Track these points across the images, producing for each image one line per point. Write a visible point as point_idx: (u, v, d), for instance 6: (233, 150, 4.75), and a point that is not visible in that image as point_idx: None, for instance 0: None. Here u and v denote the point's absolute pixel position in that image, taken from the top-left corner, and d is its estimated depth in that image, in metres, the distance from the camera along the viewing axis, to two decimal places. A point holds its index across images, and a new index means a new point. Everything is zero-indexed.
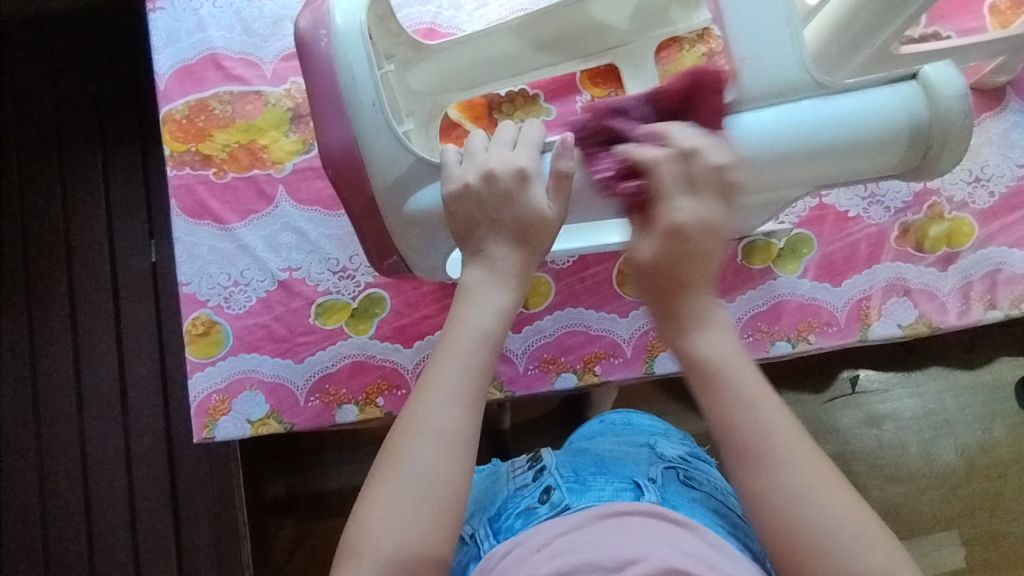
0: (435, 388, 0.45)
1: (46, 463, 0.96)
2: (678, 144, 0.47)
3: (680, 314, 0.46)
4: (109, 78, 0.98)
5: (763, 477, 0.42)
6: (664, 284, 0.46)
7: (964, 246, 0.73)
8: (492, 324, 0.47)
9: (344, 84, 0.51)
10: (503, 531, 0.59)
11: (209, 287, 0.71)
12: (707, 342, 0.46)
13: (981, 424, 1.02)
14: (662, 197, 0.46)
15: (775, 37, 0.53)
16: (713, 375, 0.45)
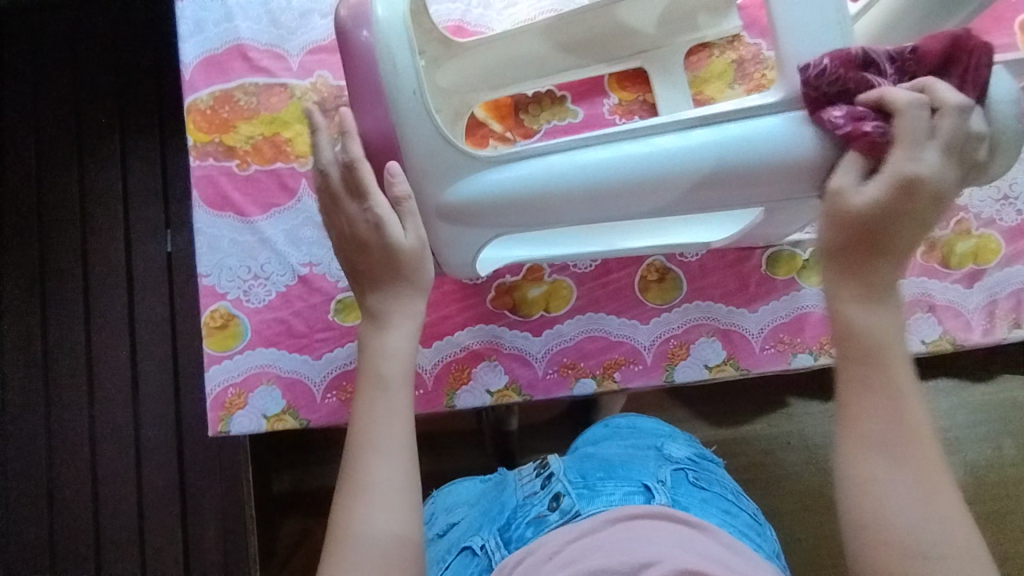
0: (367, 442, 0.47)
1: (55, 450, 0.95)
2: (942, 104, 0.43)
3: (870, 280, 0.45)
4: (130, 66, 0.98)
5: (874, 469, 0.42)
6: (867, 239, 0.44)
7: (991, 264, 0.72)
8: (402, 361, 0.51)
9: (386, 73, 0.50)
10: (514, 542, 0.56)
11: (229, 280, 0.71)
12: (873, 319, 0.44)
13: (990, 441, 1.02)
14: (907, 149, 0.43)
15: (820, 24, 0.49)
16: (867, 354, 0.44)
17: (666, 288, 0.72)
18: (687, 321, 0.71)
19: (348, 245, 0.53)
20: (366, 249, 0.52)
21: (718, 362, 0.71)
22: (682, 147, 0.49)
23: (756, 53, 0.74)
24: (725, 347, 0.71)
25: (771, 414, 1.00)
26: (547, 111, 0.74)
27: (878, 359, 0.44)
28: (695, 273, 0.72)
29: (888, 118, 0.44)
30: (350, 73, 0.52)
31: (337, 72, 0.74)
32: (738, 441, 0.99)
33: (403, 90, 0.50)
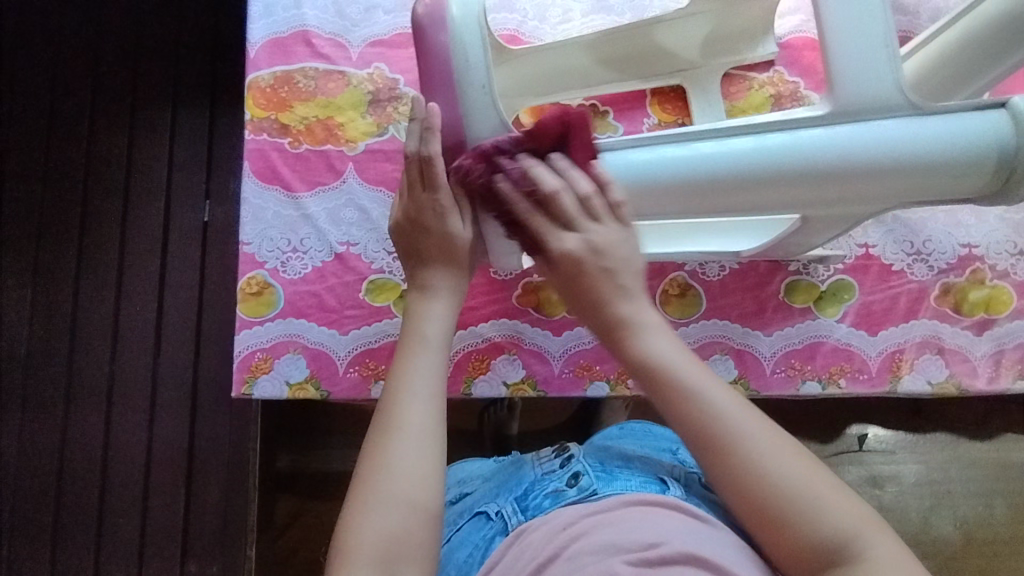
0: (403, 393, 0.50)
1: (72, 398, 0.98)
2: (542, 187, 0.52)
3: (622, 326, 0.50)
4: (189, 41, 1.02)
5: (735, 467, 0.45)
6: (572, 294, 0.51)
7: (1001, 315, 0.75)
8: (445, 330, 0.53)
9: (459, 67, 0.54)
10: (531, 510, 0.61)
11: (268, 250, 0.74)
12: (646, 346, 0.49)
13: (982, 499, 1.02)
14: (545, 237, 0.52)
15: (870, 56, 0.51)
16: (663, 380, 0.48)
17: (685, 303, 0.74)
18: (703, 336, 0.74)
19: (414, 230, 0.57)
20: (430, 231, 0.56)
21: (730, 380, 0.73)
22: (690, 161, 0.53)
23: (794, 90, 0.77)
24: (738, 366, 0.73)
25: None
26: None
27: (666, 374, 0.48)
28: (715, 291, 0.75)
29: (536, 190, 0.52)
30: (424, 66, 0.56)
31: (394, 66, 0.78)
32: None
33: (475, 84, 0.54)
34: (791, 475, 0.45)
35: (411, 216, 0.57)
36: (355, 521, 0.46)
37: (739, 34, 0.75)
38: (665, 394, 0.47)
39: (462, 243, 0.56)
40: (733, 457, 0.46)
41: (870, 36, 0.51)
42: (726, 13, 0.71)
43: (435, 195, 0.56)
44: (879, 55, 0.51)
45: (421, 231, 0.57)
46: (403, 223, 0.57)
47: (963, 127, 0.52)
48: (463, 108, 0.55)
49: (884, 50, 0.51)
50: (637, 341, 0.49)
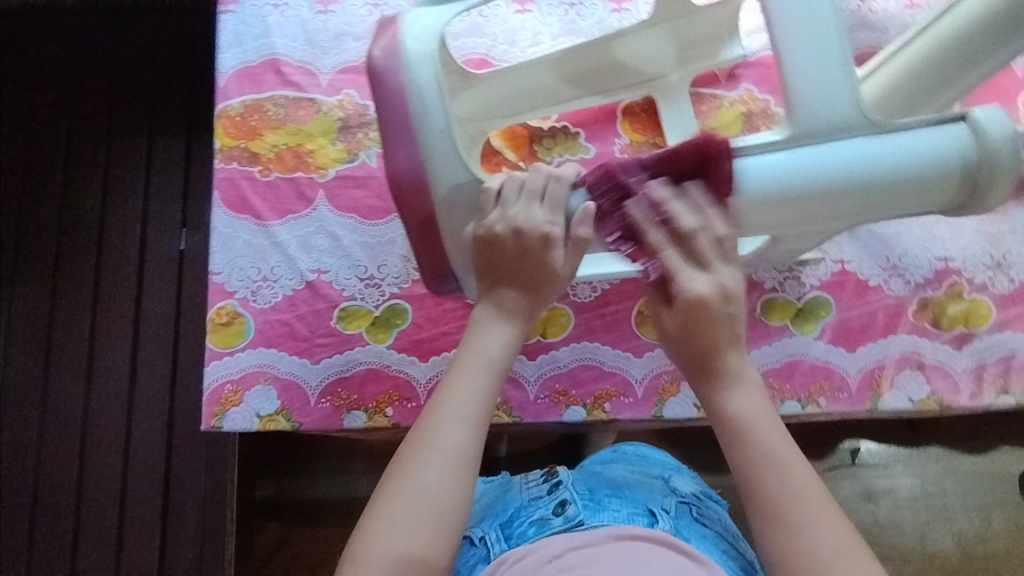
0: (446, 410, 0.49)
1: (47, 433, 0.96)
2: (680, 222, 0.53)
3: (718, 369, 0.52)
4: (166, 71, 1.02)
5: (791, 527, 0.46)
6: (701, 358, 0.52)
7: (981, 328, 0.74)
8: (499, 355, 0.53)
9: (416, 109, 0.55)
10: (515, 538, 0.59)
11: (238, 279, 0.73)
12: (741, 402, 0.51)
13: (980, 513, 1.01)
14: (676, 276, 0.52)
15: (828, 70, 0.52)
16: (734, 433, 0.50)
17: None
18: None
19: (511, 253, 0.54)
20: (530, 257, 0.54)
21: None
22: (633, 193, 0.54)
23: (765, 108, 0.77)
24: None
25: None
26: (559, 146, 0.77)
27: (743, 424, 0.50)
28: None
29: (671, 220, 0.53)
30: (381, 109, 0.56)
31: (365, 92, 0.78)
32: (727, 490, 1.00)
33: (434, 129, 0.55)
34: (841, 555, 0.44)
35: (517, 239, 0.53)
36: (377, 527, 0.46)
37: (708, 39, 0.74)
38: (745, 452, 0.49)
39: (560, 278, 0.55)
40: (789, 511, 0.46)
41: (823, 53, 0.52)
42: (685, 23, 0.72)
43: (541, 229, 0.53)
44: (836, 72, 0.52)
45: (523, 257, 0.54)
46: (498, 231, 0.54)
47: (931, 141, 0.52)
48: (423, 154, 0.55)
49: (840, 68, 0.52)
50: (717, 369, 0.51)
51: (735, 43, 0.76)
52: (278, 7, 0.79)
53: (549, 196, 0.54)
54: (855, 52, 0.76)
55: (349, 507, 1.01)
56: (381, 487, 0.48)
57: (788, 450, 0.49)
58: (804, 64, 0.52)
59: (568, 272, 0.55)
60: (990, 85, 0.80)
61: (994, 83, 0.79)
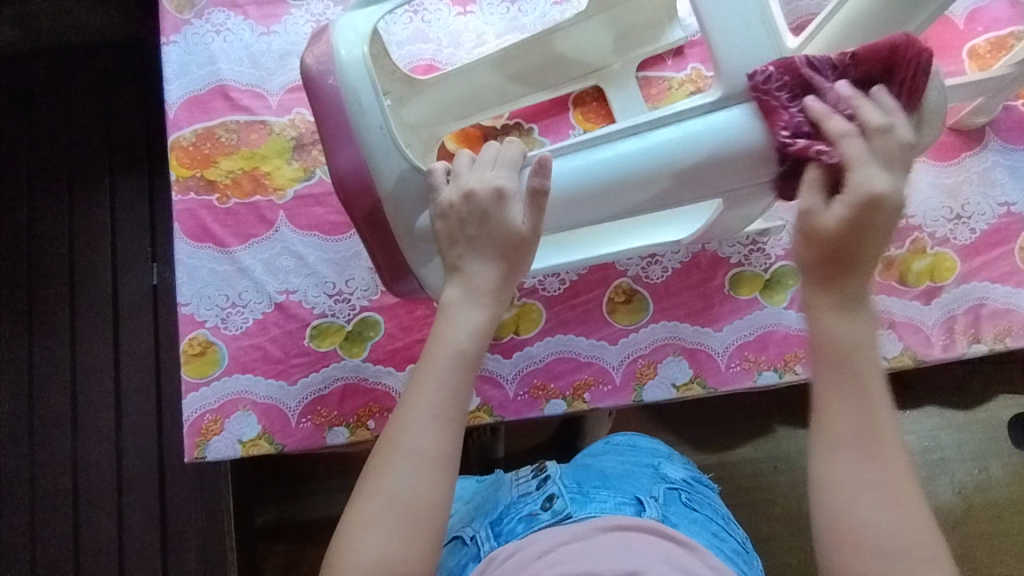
0: (413, 412, 0.49)
1: (39, 482, 0.95)
2: (831, 124, 0.50)
3: (843, 286, 0.48)
4: (120, 107, 1.02)
5: (842, 468, 0.45)
6: (837, 260, 0.48)
7: (947, 281, 0.75)
8: (468, 343, 0.52)
9: (353, 112, 0.57)
10: (505, 534, 0.60)
11: (207, 308, 0.73)
12: (847, 328, 0.48)
13: (977, 462, 1.01)
14: (855, 167, 0.48)
15: (750, 35, 0.53)
16: (847, 359, 0.47)
17: (633, 308, 0.74)
18: (653, 340, 0.73)
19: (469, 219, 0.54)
20: (490, 220, 0.54)
21: (686, 380, 0.72)
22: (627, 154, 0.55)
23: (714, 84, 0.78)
24: (692, 365, 0.73)
25: (755, 437, 1.01)
26: (515, 142, 0.78)
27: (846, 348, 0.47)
28: (660, 294, 0.74)
29: (853, 118, 0.50)
30: (321, 115, 0.58)
31: None
32: (725, 465, 1.01)
33: (372, 126, 0.57)
34: (896, 520, 0.44)
35: (472, 202, 0.54)
36: (351, 534, 0.47)
37: (647, 25, 0.75)
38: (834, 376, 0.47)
39: (525, 236, 0.54)
40: (843, 457, 0.45)
41: (744, 16, 0.54)
42: (622, 10, 0.73)
43: (496, 189, 0.54)
44: (758, 31, 0.54)
45: (483, 221, 0.54)
46: (453, 200, 0.55)
47: None
48: (365, 152, 0.57)
49: (762, 27, 0.54)
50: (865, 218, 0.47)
51: (675, 26, 0.76)
52: (219, 32, 0.79)
53: (501, 159, 0.55)
54: (796, 21, 0.77)
55: None
56: (356, 493, 0.49)
57: (875, 388, 0.47)
58: (728, 36, 0.54)
59: (533, 229, 0.54)
60: (933, 39, 0.81)
61: (937, 37, 0.80)
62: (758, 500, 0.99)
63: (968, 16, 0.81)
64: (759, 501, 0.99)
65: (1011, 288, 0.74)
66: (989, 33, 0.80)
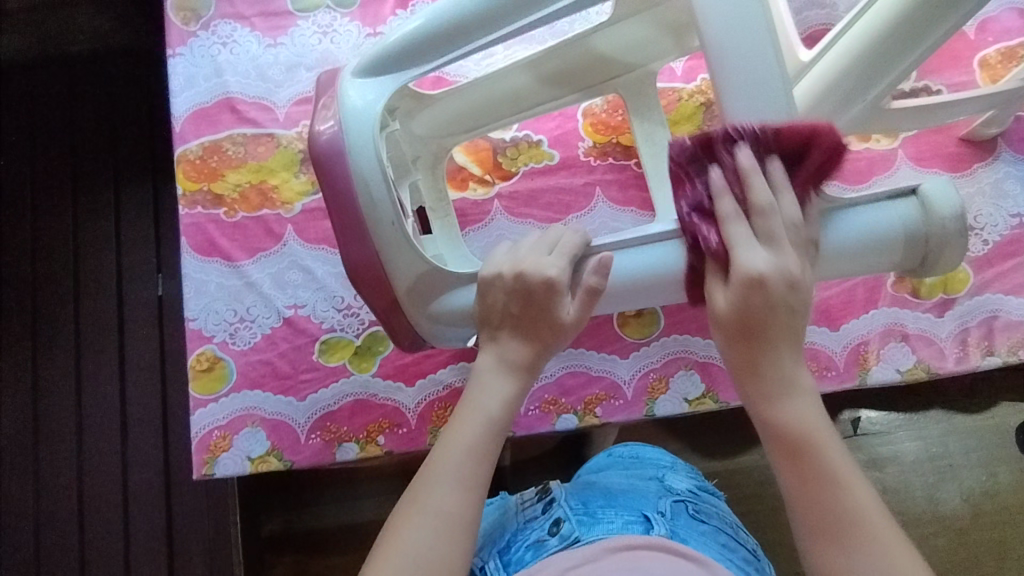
0: (441, 471, 0.50)
1: (44, 495, 0.95)
2: (754, 196, 0.51)
3: (768, 370, 0.50)
4: (125, 118, 1.01)
5: (835, 554, 0.46)
6: (748, 335, 0.50)
7: (960, 293, 0.74)
8: (497, 411, 0.53)
9: (364, 203, 0.56)
10: (514, 564, 0.59)
11: (215, 323, 0.72)
12: (790, 411, 0.50)
13: (986, 469, 1.01)
14: (735, 254, 0.50)
15: (760, 80, 0.53)
16: (798, 445, 0.48)
17: (643, 322, 0.73)
18: (665, 354, 0.73)
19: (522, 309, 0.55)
20: (542, 312, 0.55)
21: (698, 395, 0.72)
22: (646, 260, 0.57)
23: None
24: (704, 379, 0.72)
25: (762, 445, 1.00)
26: (524, 154, 0.77)
27: (795, 434, 0.49)
28: (672, 307, 0.74)
29: (740, 198, 0.52)
30: (331, 197, 0.58)
31: None
32: (732, 473, 1.00)
33: (384, 220, 0.57)
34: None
35: (524, 285, 0.54)
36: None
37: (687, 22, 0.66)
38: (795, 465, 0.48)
39: (566, 324, 0.55)
40: (841, 542, 0.46)
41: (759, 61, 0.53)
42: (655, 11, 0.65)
43: (552, 282, 0.54)
44: (772, 85, 0.53)
45: (528, 304, 0.55)
46: (501, 278, 0.55)
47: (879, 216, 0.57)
48: (376, 245, 0.58)
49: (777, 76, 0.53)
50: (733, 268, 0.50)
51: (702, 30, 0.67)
52: (226, 44, 0.78)
53: (559, 247, 0.55)
54: (808, 31, 0.77)
55: (359, 533, 1.00)
56: (377, 545, 0.48)
57: (836, 468, 0.48)
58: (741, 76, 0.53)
59: (578, 319, 0.55)
60: (945, 49, 0.80)
61: (948, 47, 0.80)
62: (766, 509, 0.99)
63: (979, 25, 0.80)
64: (767, 509, 0.99)
65: None
66: (1000, 42, 0.80)
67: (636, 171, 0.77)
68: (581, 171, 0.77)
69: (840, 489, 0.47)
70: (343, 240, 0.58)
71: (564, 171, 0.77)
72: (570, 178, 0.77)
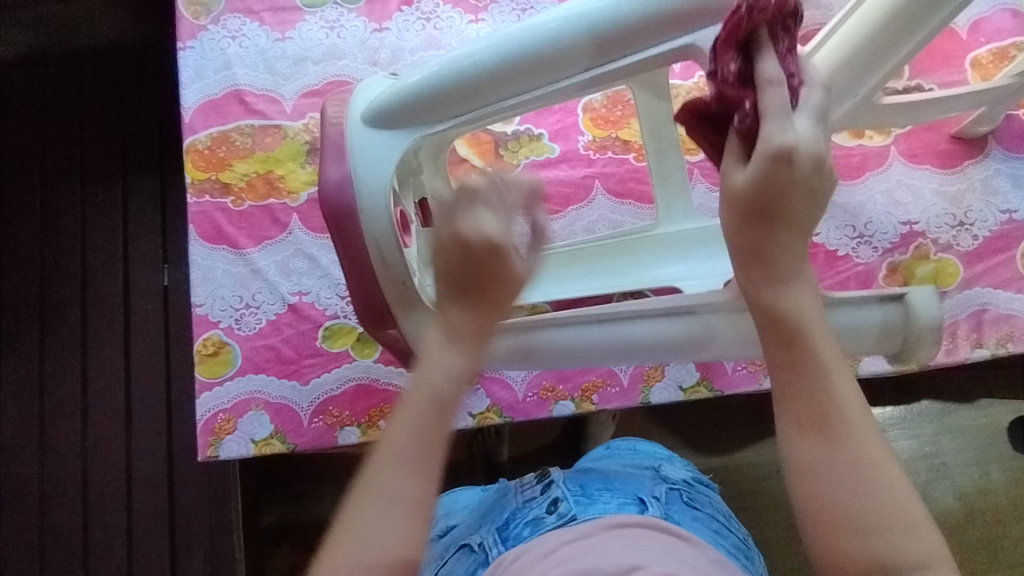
0: (355, 531, 0.40)
1: (49, 480, 0.96)
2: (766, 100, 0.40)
3: (771, 260, 0.41)
4: (134, 111, 1.03)
5: (807, 450, 0.39)
6: (754, 242, 0.41)
7: (950, 287, 0.76)
8: (416, 451, 0.41)
9: (379, 262, 0.58)
10: (512, 539, 0.60)
11: (221, 309, 0.74)
12: (786, 296, 0.41)
13: (978, 466, 1.02)
14: (770, 115, 0.40)
15: None
16: (791, 331, 0.40)
17: None
18: None
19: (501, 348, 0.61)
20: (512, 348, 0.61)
21: (693, 383, 0.73)
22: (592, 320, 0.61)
23: None
24: (699, 368, 0.74)
25: (756, 440, 1.02)
26: (525, 147, 0.79)
27: (797, 321, 0.40)
28: None
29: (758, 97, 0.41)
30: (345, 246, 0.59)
31: None
32: (729, 468, 1.01)
33: (397, 278, 0.58)
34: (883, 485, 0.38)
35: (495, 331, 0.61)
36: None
37: None
38: (788, 355, 0.40)
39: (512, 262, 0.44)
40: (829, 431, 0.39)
41: None
42: None
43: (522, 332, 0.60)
44: None
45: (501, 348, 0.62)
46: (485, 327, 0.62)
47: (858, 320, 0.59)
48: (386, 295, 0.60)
49: None
50: (785, 289, 0.41)
51: None
52: (235, 38, 0.80)
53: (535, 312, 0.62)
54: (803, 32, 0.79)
55: None
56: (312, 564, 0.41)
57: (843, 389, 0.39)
58: None
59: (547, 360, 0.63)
60: (937, 49, 0.82)
61: (940, 48, 0.82)
62: (761, 505, 1.00)
63: (971, 27, 0.82)
64: (761, 504, 1.00)
65: (1013, 294, 0.75)
66: (992, 43, 0.82)
67: (634, 165, 0.79)
68: (580, 164, 0.79)
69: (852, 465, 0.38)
70: (355, 287, 0.60)
71: (564, 165, 0.78)
72: (570, 171, 0.78)
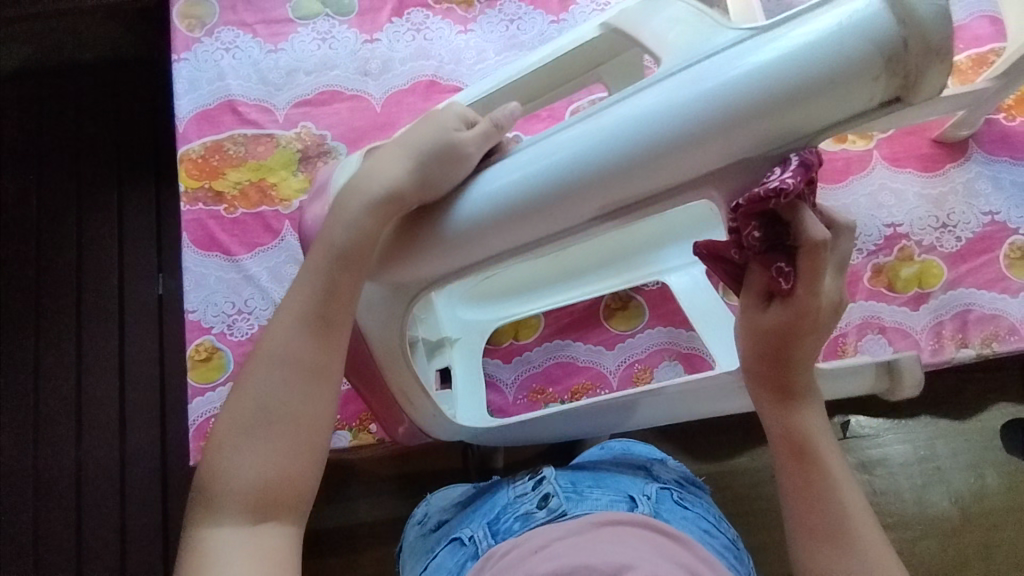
0: (229, 450, 0.46)
1: (42, 490, 0.96)
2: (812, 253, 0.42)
3: (790, 393, 0.51)
4: (130, 123, 1.05)
5: (826, 554, 0.48)
6: (777, 379, 0.50)
7: (935, 287, 0.77)
8: (278, 388, 0.48)
9: None
10: (502, 533, 0.61)
11: (213, 315, 0.75)
12: (801, 418, 0.51)
13: (974, 471, 1.02)
14: (813, 286, 0.43)
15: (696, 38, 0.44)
16: (804, 449, 0.50)
17: (629, 314, 0.76)
18: (650, 345, 0.75)
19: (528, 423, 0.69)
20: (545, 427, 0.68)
21: None
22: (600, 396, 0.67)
23: None
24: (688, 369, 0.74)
25: (750, 446, 1.02)
26: None
27: (808, 442, 0.50)
28: (656, 300, 0.76)
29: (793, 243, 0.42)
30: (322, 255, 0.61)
31: (320, 123, 0.80)
32: (723, 474, 1.01)
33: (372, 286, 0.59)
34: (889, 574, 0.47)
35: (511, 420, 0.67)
36: (205, 524, 0.45)
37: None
38: (805, 468, 0.50)
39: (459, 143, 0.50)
40: (842, 537, 0.48)
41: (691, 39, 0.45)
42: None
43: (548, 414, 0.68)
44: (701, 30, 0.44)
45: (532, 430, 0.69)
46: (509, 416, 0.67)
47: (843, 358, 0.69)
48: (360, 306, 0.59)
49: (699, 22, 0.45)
50: (795, 415, 0.51)
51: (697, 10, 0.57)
52: (229, 50, 0.82)
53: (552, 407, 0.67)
54: None
55: (352, 534, 1.01)
56: (204, 465, 0.47)
57: (848, 495, 0.49)
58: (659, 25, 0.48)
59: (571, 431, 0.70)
60: None
61: None
62: (756, 510, 1.00)
63: None
64: (756, 509, 1.00)
65: (997, 294, 0.76)
66: (970, 49, 0.84)
67: None
68: None
69: (861, 563, 0.47)
70: None
71: None
72: None
